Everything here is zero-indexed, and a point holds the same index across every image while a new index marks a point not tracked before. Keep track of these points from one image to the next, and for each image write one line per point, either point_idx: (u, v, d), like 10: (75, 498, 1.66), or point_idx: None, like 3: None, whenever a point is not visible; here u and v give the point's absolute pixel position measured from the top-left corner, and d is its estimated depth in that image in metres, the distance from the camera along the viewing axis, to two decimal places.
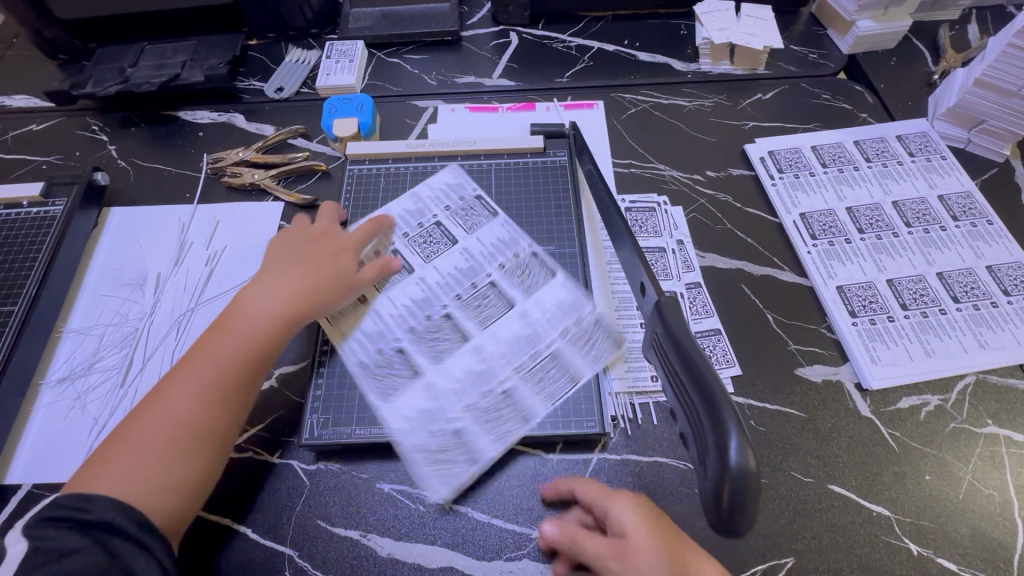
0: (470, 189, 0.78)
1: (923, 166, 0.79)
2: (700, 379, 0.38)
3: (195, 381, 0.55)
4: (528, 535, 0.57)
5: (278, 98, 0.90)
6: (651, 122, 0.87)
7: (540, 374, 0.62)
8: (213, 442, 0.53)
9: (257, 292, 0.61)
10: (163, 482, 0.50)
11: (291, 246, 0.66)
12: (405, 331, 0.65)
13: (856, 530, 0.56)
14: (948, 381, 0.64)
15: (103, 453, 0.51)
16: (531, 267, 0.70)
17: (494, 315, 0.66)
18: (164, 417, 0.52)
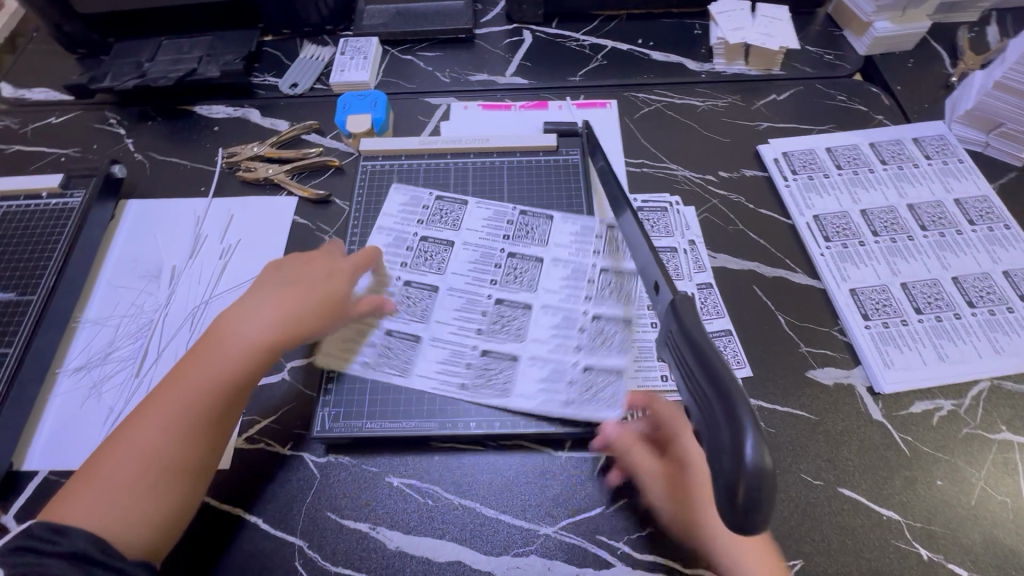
0: (426, 197, 0.78)
1: (939, 169, 0.78)
2: (713, 371, 0.35)
3: (170, 415, 0.54)
4: (535, 532, 0.57)
5: (292, 94, 0.91)
6: (664, 121, 0.87)
7: (598, 340, 0.66)
8: (187, 476, 0.53)
9: (242, 318, 0.59)
10: (132, 516, 0.50)
11: (283, 270, 0.64)
12: (467, 353, 0.66)
13: (865, 534, 0.56)
14: (961, 386, 0.63)
15: (77, 484, 0.51)
16: (518, 267, 0.72)
17: (524, 292, 0.70)
18: (138, 448, 0.52)
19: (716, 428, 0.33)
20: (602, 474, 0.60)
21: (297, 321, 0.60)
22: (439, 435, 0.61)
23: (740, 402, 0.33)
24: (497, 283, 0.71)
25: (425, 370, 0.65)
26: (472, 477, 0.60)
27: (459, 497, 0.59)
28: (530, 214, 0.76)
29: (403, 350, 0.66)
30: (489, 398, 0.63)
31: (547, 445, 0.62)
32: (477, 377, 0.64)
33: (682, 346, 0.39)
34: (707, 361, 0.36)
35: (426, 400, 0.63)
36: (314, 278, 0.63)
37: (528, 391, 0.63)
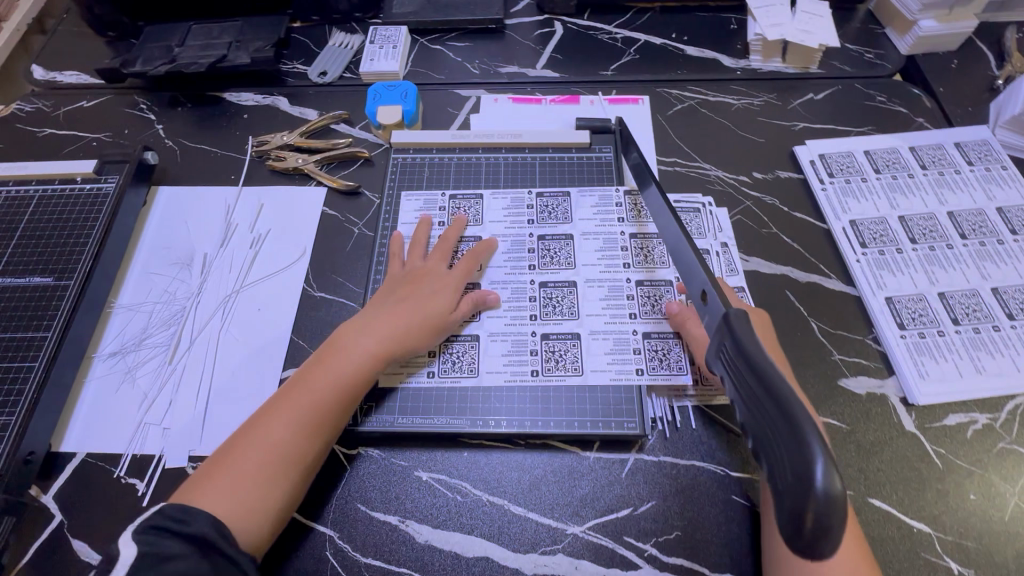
0: (440, 198, 0.77)
1: (982, 176, 0.76)
2: (774, 389, 0.34)
3: (293, 415, 0.57)
4: (564, 530, 0.57)
5: (321, 82, 0.91)
6: (698, 119, 0.85)
7: (649, 305, 0.68)
8: (303, 474, 0.55)
9: (358, 327, 0.62)
10: (254, 507, 0.52)
11: (392, 283, 0.67)
12: (528, 342, 0.67)
13: (896, 545, 0.55)
14: (998, 400, 0.62)
15: (204, 475, 0.54)
16: (553, 248, 0.73)
17: (565, 270, 0.72)
18: (260, 446, 0.55)
19: (779, 447, 0.32)
20: (629, 475, 0.60)
21: (411, 332, 0.62)
22: (468, 433, 0.62)
23: (807, 422, 0.32)
24: (536, 267, 0.72)
25: (493, 366, 0.66)
26: (501, 474, 0.60)
27: (488, 494, 0.59)
28: (548, 195, 0.77)
29: (465, 352, 0.67)
30: (564, 379, 0.65)
31: (576, 445, 0.62)
32: (545, 362, 0.66)
33: (737, 360, 0.39)
34: (768, 380, 0.35)
35: (456, 397, 0.64)
36: (427, 290, 0.66)
37: (598, 364, 0.65)
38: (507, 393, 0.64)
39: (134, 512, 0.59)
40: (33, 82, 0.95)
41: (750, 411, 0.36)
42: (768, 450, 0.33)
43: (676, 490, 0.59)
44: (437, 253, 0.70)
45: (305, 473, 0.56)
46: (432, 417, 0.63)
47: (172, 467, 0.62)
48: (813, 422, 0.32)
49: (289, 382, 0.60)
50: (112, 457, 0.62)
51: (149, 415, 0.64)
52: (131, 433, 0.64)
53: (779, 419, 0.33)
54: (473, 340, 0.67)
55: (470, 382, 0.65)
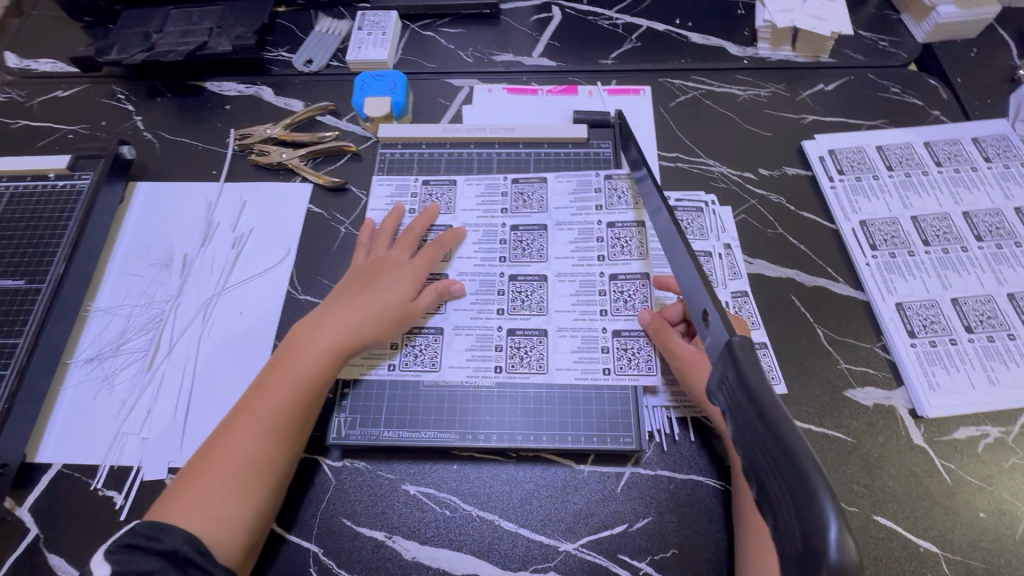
0: (412, 183, 0.75)
1: (1000, 174, 0.73)
2: (775, 425, 0.33)
3: (255, 417, 0.55)
4: (556, 548, 0.55)
5: (307, 72, 0.86)
6: (701, 112, 0.81)
7: (621, 303, 0.66)
8: (277, 476, 0.54)
9: (312, 323, 0.61)
10: (228, 519, 0.51)
11: (350, 278, 0.65)
12: (494, 336, 0.65)
13: (901, 565, 0.53)
14: (1011, 413, 0.60)
15: (170, 494, 0.52)
16: (525, 239, 0.70)
17: (536, 264, 0.69)
18: (225, 454, 0.53)
19: (785, 488, 0.31)
20: (625, 490, 0.57)
21: (373, 324, 0.61)
22: (458, 447, 0.59)
23: (809, 462, 0.30)
24: (507, 259, 0.69)
25: (456, 360, 0.63)
26: (492, 488, 0.58)
27: (478, 509, 0.57)
28: (522, 181, 0.74)
29: (427, 345, 0.64)
30: (526, 378, 0.62)
31: (570, 458, 0.59)
32: (510, 359, 0.63)
33: (738, 393, 0.37)
34: (769, 415, 0.34)
35: (444, 400, 0.62)
36: (389, 281, 0.64)
37: (564, 362, 0.63)
38: (498, 403, 0.61)
39: (113, 526, 0.57)
40: (6, 71, 0.90)
41: (752, 449, 0.34)
42: (774, 493, 0.32)
43: (673, 505, 0.57)
44: (401, 244, 0.68)
45: (279, 475, 0.54)
46: (419, 429, 0.60)
47: (152, 479, 0.59)
48: (816, 463, 0.30)
49: (250, 387, 0.58)
50: (89, 468, 0.60)
51: (127, 424, 0.62)
52: (108, 443, 0.61)
53: (782, 458, 0.31)
54: (437, 333, 0.65)
55: (464, 383, 0.62)
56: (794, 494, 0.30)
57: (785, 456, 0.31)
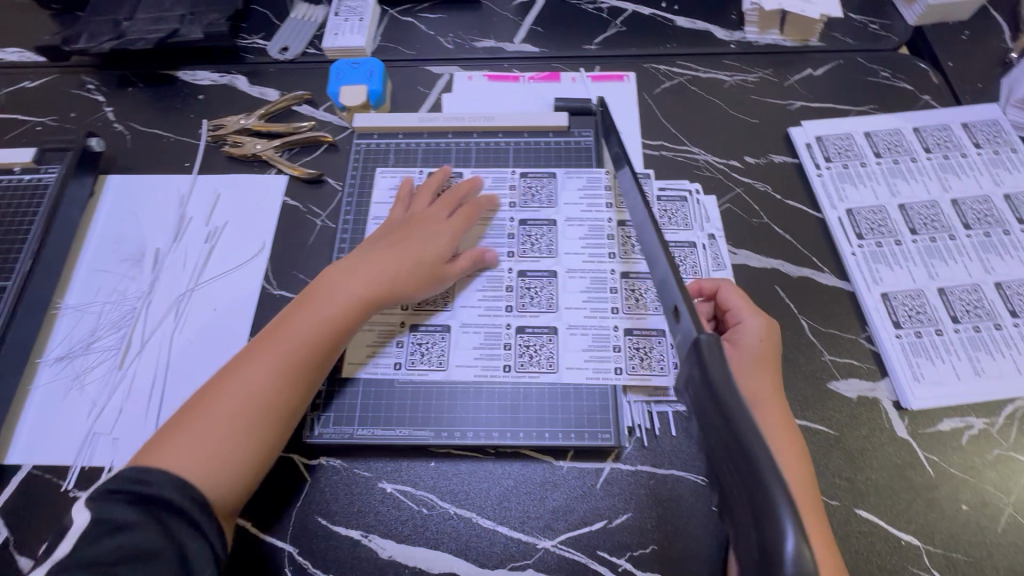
0: (416, 175, 0.73)
1: (990, 160, 0.71)
2: (736, 426, 0.32)
3: (272, 358, 0.54)
4: (534, 545, 0.54)
5: (282, 60, 0.84)
6: (687, 98, 0.79)
7: (633, 302, 0.64)
8: (282, 424, 0.53)
9: (342, 270, 0.59)
10: (226, 460, 0.50)
11: (386, 228, 0.64)
12: (502, 334, 0.63)
13: (882, 560, 0.53)
14: (996, 404, 0.59)
15: (175, 422, 0.51)
16: (535, 234, 0.68)
17: (546, 259, 0.67)
18: (236, 391, 0.52)
19: (747, 497, 0.30)
20: (605, 486, 0.57)
21: (400, 280, 0.59)
22: (434, 444, 0.59)
23: (768, 467, 0.29)
24: (515, 254, 0.67)
25: (463, 359, 0.62)
26: (470, 486, 0.57)
27: (456, 506, 0.56)
28: (531, 175, 0.72)
29: (434, 343, 0.63)
30: (537, 377, 0.61)
31: (548, 454, 0.58)
32: (519, 357, 0.62)
33: (702, 388, 0.36)
34: (729, 415, 0.32)
35: (419, 395, 0.61)
36: (423, 237, 0.62)
37: (574, 361, 0.62)
38: (475, 399, 0.60)
39: None
40: None
41: (718, 452, 0.33)
42: (739, 499, 0.31)
43: (652, 501, 0.56)
44: (441, 202, 0.66)
45: (284, 424, 0.53)
46: (395, 426, 0.59)
47: None
48: (774, 467, 0.29)
49: (269, 326, 0.57)
50: (59, 469, 0.59)
51: (98, 424, 0.61)
52: (78, 444, 0.60)
53: (742, 464, 0.30)
54: (444, 331, 0.63)
55: (442, 379, 0.61)
56: (755, 503, 0.29)
57: (745, 462, 0.30)
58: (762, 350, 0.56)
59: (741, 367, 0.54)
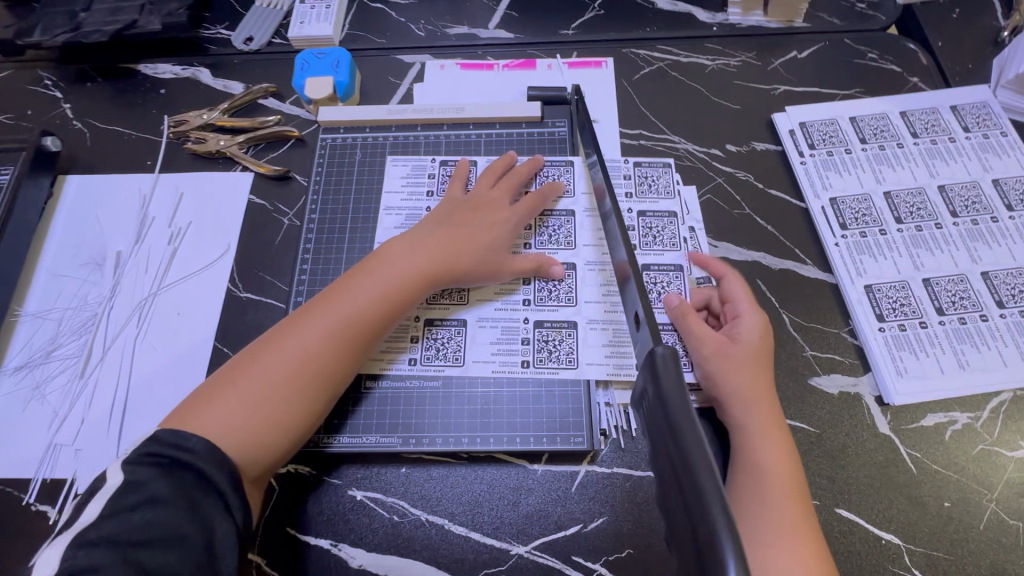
0: (430, 164, 0.70)
1: (978, 144, 0.69)
2: (688, 457, 0.31)
3: (327, 330, 0.52)
4: (507, 551, 0.53)
5: (247, 51, 0.81)
6: (667, 85, 0.76)
7: (655, 293, 0.61)
8: (323, 401, 0.52)
9: (402, 244, 0.58)
10: (264, 429, 0.48)
11: (447, 204, 0.62)
12: (520, 329, 0.61)
13: (862, 559, 0.52)
14: (981, 398, 0.57)
15: (224, 377, 0.50)
16: (556, 225, 0.66)
17: (565, 251, 0.64)
18: (288, 358, 0.50)
19: (693, 531, 0.29)
20: (580, 490, 0.55)
21: (459, 263, 0.58)
22: (403, 451, 0.57)
23: (715, 502, 0.28)
24: (534, 246, 0.65)
25: (481, 354, 0.60)
26: (442, 492, 0.56)
27: (427, 512, 0.55)
28: (548, 164, 0.69)
29: (450, 338, 0.61)
30: (558, 373, 0.59)
31: (522, 457, 0.57)
32: (538, 352, 0.60)
33: (658, 412, 0.35)
34: (682, 444, 0.31)
35: (388, 400, 0.59)
36: (485, 223, 0.61)
37: (596, 357, 0.60)
38: (446, 404, 0.59)
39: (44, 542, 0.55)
40: None
41: (668, 480, 0.32)
42: (686, 532, 0.30)
43: (628, 505, 0.54)
44: (503, 187, 0.64)
45: (326, 400, 0.52)
46: (364, 432, 0.58)
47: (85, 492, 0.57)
48: (722, 502, 0.28)
49: (326, 293, 0.55)
50: (18, 483, 0.57)
51: (59, 435, 0.59)
52: (38, 456, 0.58)
53: (691, 496, 0.29)
54: (460, 327, 0.61)
55: (410, 383, 0.59)
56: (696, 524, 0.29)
57: (694, 495, 0.29)
58: (759, 347, 0.55)
59: (737, 363, 0.53)
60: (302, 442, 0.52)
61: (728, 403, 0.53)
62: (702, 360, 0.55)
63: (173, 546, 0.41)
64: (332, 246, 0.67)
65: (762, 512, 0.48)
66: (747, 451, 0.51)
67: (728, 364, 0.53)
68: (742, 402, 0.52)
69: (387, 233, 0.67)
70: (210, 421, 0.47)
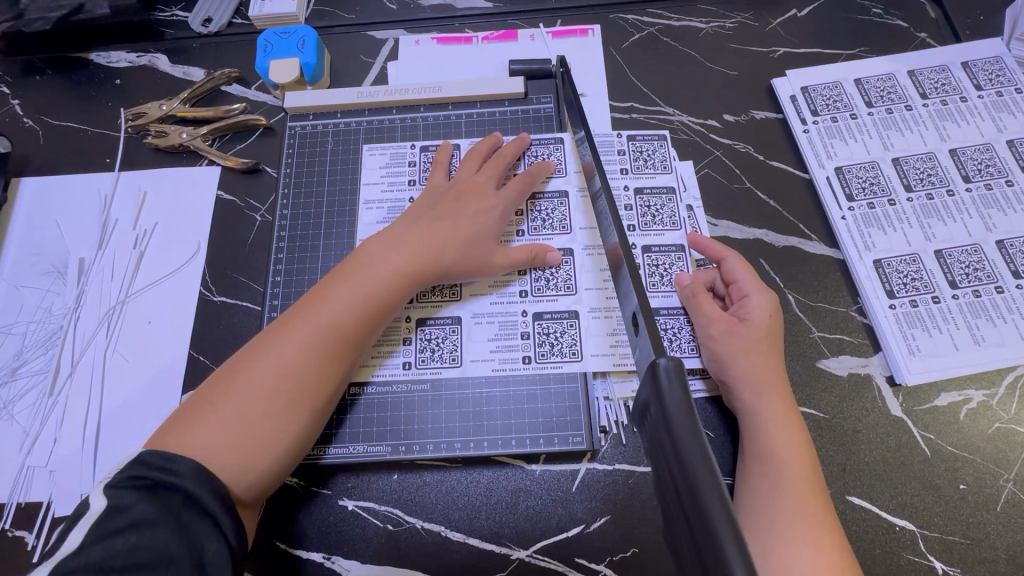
0: (409, 151, 0.66)
1: (992, 103, 0.64)
2: (699, 493, 0.27)
3: (312, 337, 0.49)
4: (506, 556, 0.51)
5: (206, 33, 0.75)
6: (660, 52, 0.71)
7: (657, 277, 0.58)
8: (317, 413, 0.49)
9: (383, 241, 0.54)
10: (256, 448, 0.45)
11: (428, 196, 0.58)
12: (518, 323, 0.58)
13: (875, 548, 0.50)
14: (996, 373, 0.55)
15: (203, 397, 0.46)
16: (549, 209, 0.61)
17: (560, 236, 0.60)
18: (272, 371, 0.47)
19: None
20: (581, 490, 0.53)
21: (448, 258, 0.54)
22: (393, 459, 0.54)
23: (732, 550, 0.24)
24: (526, 233, 0.61)
25: (479, 353, 0.57)
26: (435, 498, 0.53)
27: (423, 520, 0.53)
28: (536, 143, 0.64)
29: (445, 338, 0.57)
30: (560, 367, 0.56)
31: (519, 458, 0.54)
32: (539, 347, 0.57)
33: (664, 437, 0.31)
34: (690, 477, 0.28)
35: (375, 406, 0.56)
36: (471, 211, 0.57)
37: (600, 347, 0.56)
38: (436, 407, 0.56)
39: (23, 569, 0.52)
40: None
41: (678, 515, 0.29)
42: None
43: (632, 502, 0.52)
44: (488, 170, 0.60)
45: (320, 412, 0.49)
46: (353, 440, 0.55)
47: (61, 515, 0.54)
48: (740, 549, 0.24)
49: (305, 299, 0.51)
50: None
51: (30, 457, 0.56)
52: (9, 480, 0.55)
53: (703, 542, 0.26)
54: (455, 324, 0.58)
55: (399, 386, 0.56)
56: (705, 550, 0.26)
57: (707, 539, 0.26)
58: (769, 327, 0.51)
59: (748, 346, 0.50)
60: (298, 458, 0.49)
61: (737, 389, 0.50)
62: (708, 343, 0.52)
63: (158, 570, 0.37)
64: (307, 243, 0.63)
65: (776, 503, 0.45)
66: (760, 437, 0.48)
67: (738, 348, 0.50)
68: (752, 387, 0.49)
69: (369, 228, 0.62)
70: (191, 445, 0.43)
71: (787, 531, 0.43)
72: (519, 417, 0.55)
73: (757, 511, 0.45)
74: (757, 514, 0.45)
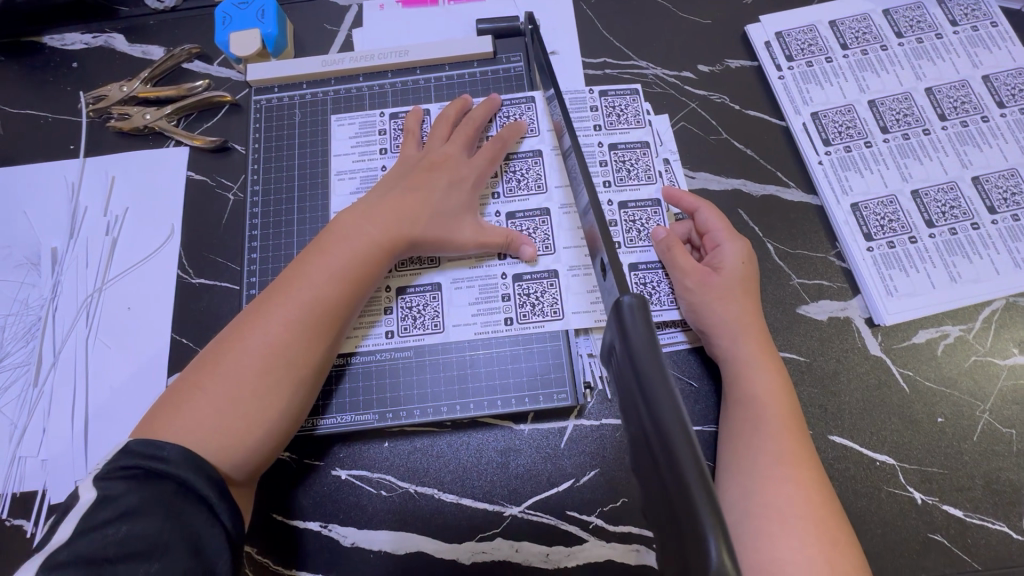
0: (379, 119, 0.64)
1: (967, 38, 0.64)
2: (667, 436, 0.27)
3: (295, 312, 0.48)
4: (500, 513, 0.52)
5: (161, 9, 0.72)
6: (630, 5, 0.69)
7: (635, 232, 0.58)
8: (307, 388, 0.49)
9: (357, 214, 0.53)
10: (248, 425, 0.45)
11: (400, 167, 0.57)
12: (499, 286, 0.58)
13: (856, 482, 0.51)
14: (973, 309, 0.55)
15: (191, 379, 0.46)
16: (523, 170, 0.61)
17: (536, 196, 0.60)
18: (256, 349, 0.47)
19: (676, 516, 0.26)
20: (569, 445, 0.54)
21: (423, 228, 0.54)
22: (381, 427, 0.55)
23: (696, 484, 0.25)
24: (503, 195, 0.60)
25: (460, 318, 0.57)
26: (427, 462, 0.54)
27: (416, 484, 0.53)
28: (509, 103, 0.63)
29: (426, 304, 0.57)
30: (543, 326, 0.56)
31: (508, 419, 0.55)
32: (520, 308, 0.57)
33: (631, 381, 0.31)
34: (657, 416, 0.28)
35: (360, 376, 0.56)
36: (443, 181, 0.56)
37: (580, 304, 0.56)
38: (421, 374, 0.56)
39: (25, 556, 0.53)
40: None
41: (645, 452, 0.30)
42: (668, 514, 0.28)
43: (619, 454, 0.53)
44: (459, 135, 0.59)
45: (309, 386, 0.49)
46: (341, 413, 0.55)
47: (58, 501, 0.55)
48: (705, 484, 0.25)
49: (284, 276, 0.51)
50: None
51: (21, 449, 0.56)
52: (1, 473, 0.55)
53: (669, 479, 0.26)
54: (435, 290, 0.58)
55: (384, 355, 0.56)
56: (673, 486, 0.26)
57: (672, 476, 0.26)
58: (743, 274, 0.52)
59: (723, 294, 0.51)
60: (289, 433, 0.49)
61: (716, 337, 0.50)
62: (685, 294, 0.52)
63: (153, 556, 0.38)
64: (282, 218, 0.62)
65: (757, 446, 0.46)
66: (741, 382, 0.49)
67: (715, 297, 0.51)
68: (729, 333, 0.50)
69: (343, 200, 0.61)
70: (179, 429, 0.43)
71: (771, 472, 0.44)
72: (505, 380, 0.55)
73: (740, 455, 0.46)
74: (739, 458, 0.46)
